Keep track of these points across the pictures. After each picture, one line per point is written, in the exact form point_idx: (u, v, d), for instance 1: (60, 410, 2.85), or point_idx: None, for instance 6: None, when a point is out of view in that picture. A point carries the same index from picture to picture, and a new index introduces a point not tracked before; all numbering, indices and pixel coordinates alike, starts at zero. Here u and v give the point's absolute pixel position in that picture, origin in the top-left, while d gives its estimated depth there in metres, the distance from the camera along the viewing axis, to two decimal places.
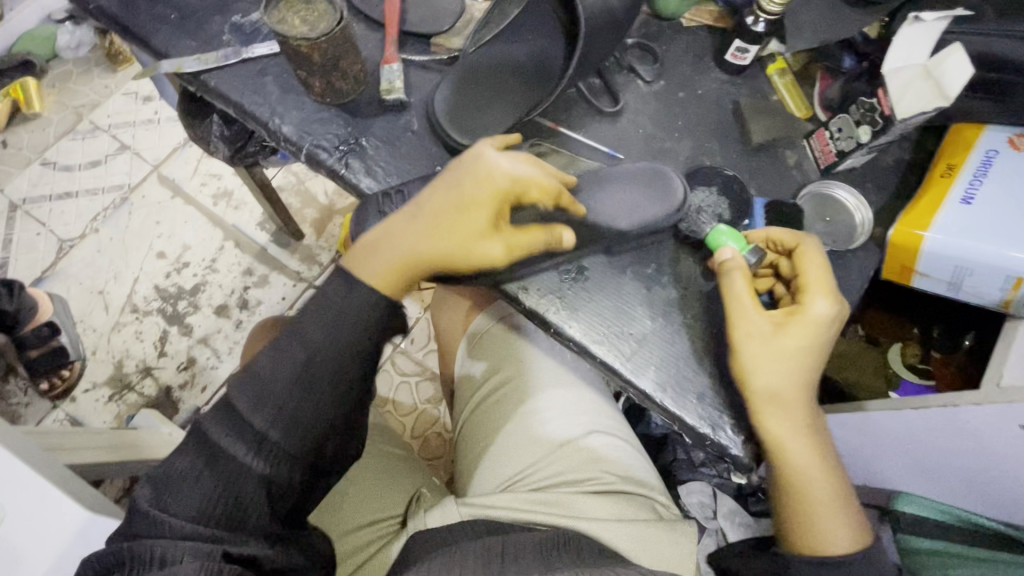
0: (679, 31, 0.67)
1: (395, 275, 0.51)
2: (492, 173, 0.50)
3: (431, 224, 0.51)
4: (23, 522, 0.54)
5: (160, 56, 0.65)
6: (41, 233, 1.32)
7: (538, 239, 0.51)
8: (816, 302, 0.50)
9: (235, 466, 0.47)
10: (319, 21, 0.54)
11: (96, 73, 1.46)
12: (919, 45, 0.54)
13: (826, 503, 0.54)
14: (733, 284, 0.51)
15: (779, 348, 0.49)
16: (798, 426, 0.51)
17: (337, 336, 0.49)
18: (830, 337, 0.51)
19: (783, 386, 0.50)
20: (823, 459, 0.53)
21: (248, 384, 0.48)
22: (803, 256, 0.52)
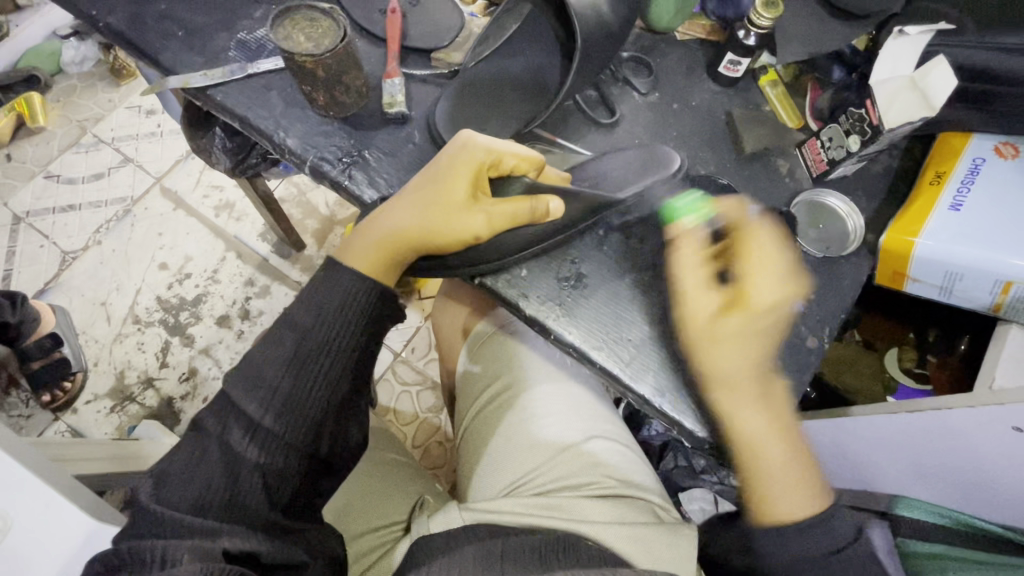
0: (673, 44, 0.68)
1: (381, 251, 0.54)
2: (467, 143, 0.54)
3: (414, 201, 0.54)
4: (28, 531, 0.54)
5: (167, 72, 0.67)
6: (44, 246, 1.34)
7: (519, 204, 0.53)
8: (758, 288, 0.50)
9: (234, 456, 0.48)
10: (324, 37, 0.56)
11: (100, 88, 1.49)
12: (904, 58, 0.56)
13: (784, 484, 0.51)
14: (681, 259, 0.54)
15: (717, 331, 0.50)
16: (752, 402, 0.50)
17: (335, 336, 0.51)
18: (784, 320, 0.51)
19: (728, 369, 0.50)
20: (781, 438, 0.51)
21: (249, 382, 0.50)
22: (748, 239, 0.53)
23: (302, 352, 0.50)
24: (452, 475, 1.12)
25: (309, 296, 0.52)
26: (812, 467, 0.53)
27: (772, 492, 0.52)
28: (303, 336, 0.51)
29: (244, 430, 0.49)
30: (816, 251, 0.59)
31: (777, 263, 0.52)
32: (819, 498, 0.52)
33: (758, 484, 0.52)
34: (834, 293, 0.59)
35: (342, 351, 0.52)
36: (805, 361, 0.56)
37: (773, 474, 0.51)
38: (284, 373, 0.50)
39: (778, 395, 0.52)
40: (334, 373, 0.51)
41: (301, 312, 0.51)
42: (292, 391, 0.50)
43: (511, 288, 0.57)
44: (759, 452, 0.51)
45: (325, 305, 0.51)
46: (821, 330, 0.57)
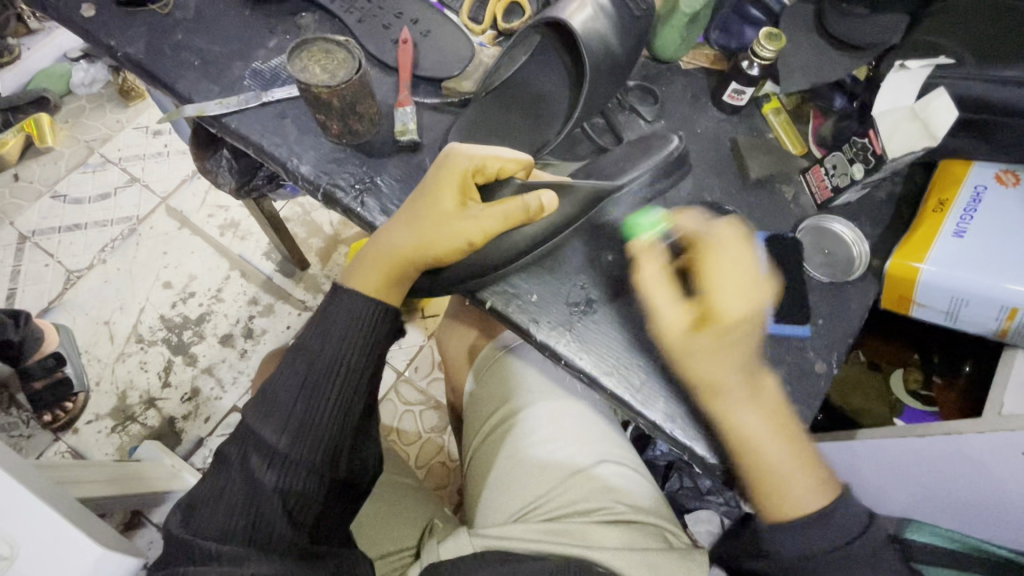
0: (677, 73, 0.70)
1: (380, 268, 0.54)
2: (452, 154, 0.54)
3: (409, 217, 0.55)
4: (37, 559, 0.54)
5: (183, 100, 0.68)
6: (50, 265, 1.34)
7: (508, 203, 0.53)
8: (726, 300, 0.51)
9: (255, 485, 0.49)
10: (340, 69, 0.58)
11: (108, 109, 1.51)
12: (905, 90, 0.57)
13: (791, 475, 0.49)
14: (645, 275, 0.53)
15: (691, 344, 0.51)
16: (747, 402, 0.50)
17: (348, 363, 0.52)
18: (756, 329, 0.51)
19: (719, 374, 0.50)
20: (782, 435, 0.50)
21: (264, 409, 0.51)
22: (705, 252, 0.53)
23: (314, 379, 0.51)
24: (456, 496, 1.12)
25: (320, 324, 0.53)
26: (814, 454, 0.50)
27: (780, 484, 0.49)
28: (315, 363, 0.51)
29: (262, 458, 0.50)
30: (822, 276, 0.60)
31: (743, 274, 0.51)
32: (827, 487, 0.49)
33: (763, 480, 0.49)
34: (841, 318, 0.59)
35: (355, 376, 0.52)
36: (816, 387, 0.57)
37: (773, 467, 0.49)
38: (297, 400, 0.51)
39: (769, 394, 0.51)
40: (347, 398, 0.52)
41: (313, 338, 0.52)
42: (306, 417, 0.50)
43: (521, 313, 0.58)
44: (756, 446, 0.49)
45: (335, 332, 0.52)
46: (829, 355, 0.58)
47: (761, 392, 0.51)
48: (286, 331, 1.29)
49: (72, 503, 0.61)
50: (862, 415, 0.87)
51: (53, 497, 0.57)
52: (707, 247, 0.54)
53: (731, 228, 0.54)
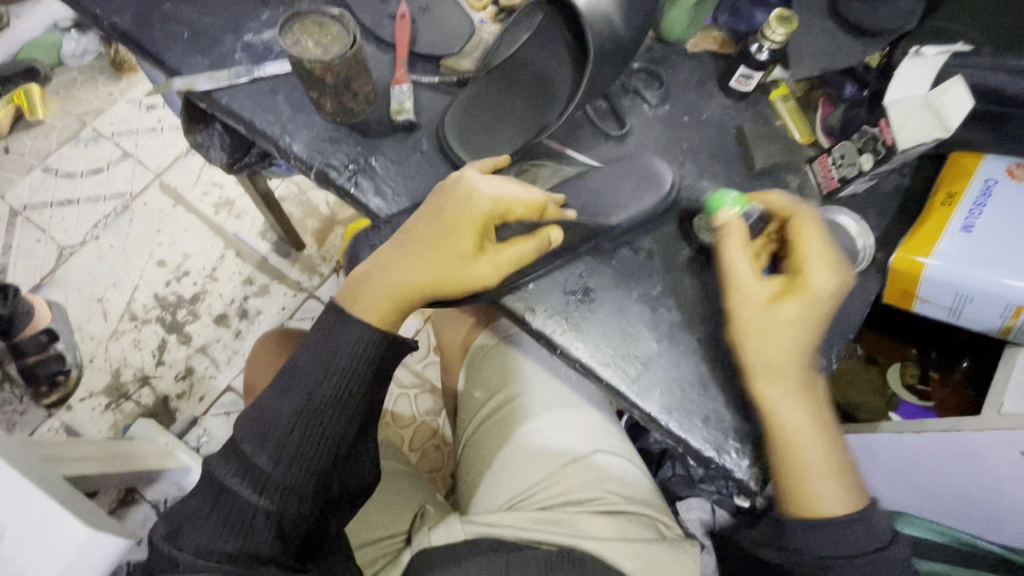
0: (684, 56, 0.68)
1: (382, 302, 0.53)
2: (472, 194, 0.51)
3: (422, 254, 0.52)
4: (25, 539, 0.53)
5: (172, 73, 0.66)
6: (42, 240, 1.32)
7: (523, 245, 0.52)
8: (815, 273, 0.50)
9: (241, 506, 0.49)
10: (334, 44, 0.56)
11: (100, 81, 1.47)
12: (919, 78, 0.56)
13: (823, 473, 0.50)
14: (729, 248, 0.53)
15: (772, 314, 0.50)
16: (793, 393, 0.50)
17: (343, 389, 0.51)
18: (835, 305, 0.51)
19: (779, 356, 0.50)
20: (820, 433, 0.51)
21: (255, 431, 0.51)
22: (799, 226, 0.52)
23: (309, 405, 0.50)
24: (449, 479, 1.12)
25: (314, 344, 0.52)
26: (848, 453, 0.52)
27: (809, 482, 0.50)
28: (309, 385, 0.51)
29: (248, 483, 0.50)
30: None
31: (831, 255, 0.51)
32: (856, 493, 0.51)
33: (801, 476, 0.50)
34: (843, 311, 0.58)
35: (350, 403, 0.51)
36: (814, 381, 0.56)
37: (808, 464, 0.50)
38: (290, 424, 0.50)
39: (818, 386, 0.52)
40: (341, 421, 0.51)
41: (307, 360, 0.51)
42: (299, 443, 0.50)
43: (518, 300, 0.57)
44: (801, 443, 0.50)
45: (330, 356, 0.51)
46: (829, 349, 0.57)
47: (810, 391, 0.52)
48: (282, 312, 1.28)
49: (64, 486, 0.60)
50: (857, 410, 0.87)
51: (43, 479, 0.57)
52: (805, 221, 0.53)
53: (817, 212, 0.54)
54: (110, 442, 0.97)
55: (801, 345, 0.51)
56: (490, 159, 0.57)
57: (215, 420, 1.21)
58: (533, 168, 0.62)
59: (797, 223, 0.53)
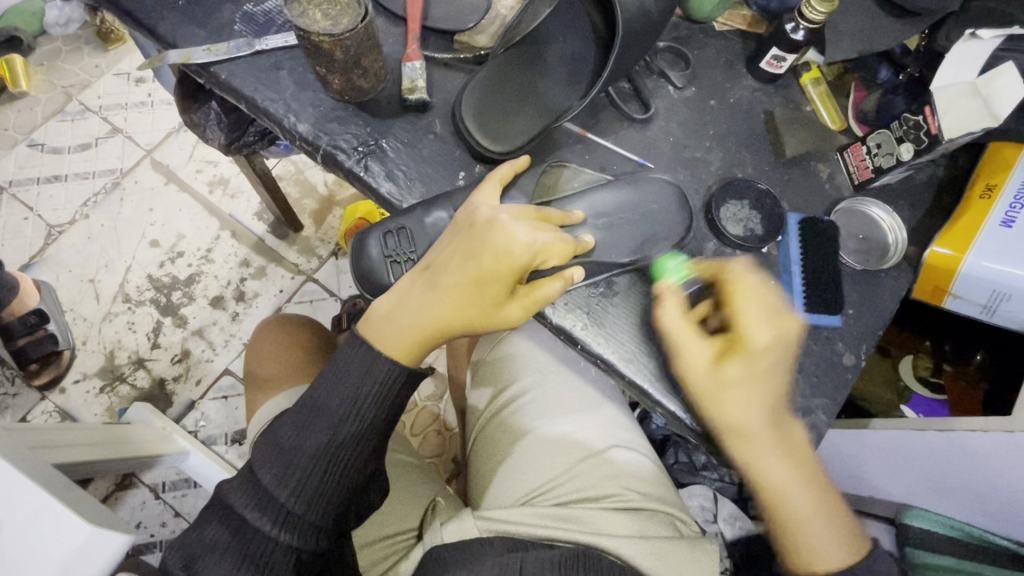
0: (711, 35, 0.64)
1: (407, 344, 0.49)
2: (512, 247, 0.46)
3: (451, 297, 0.48)
4: (22, 535, 0.50)
5: (167, 45, 0.62)
6: (29, 218, 1.27)
7: (552, 292, 0.48)
8: (752, 329, 0.48)
9: (260, 538, 0.48)
10: (343, 16, 0.51)
11: (86, 52, 1.40)
12: (968, 63, 0.53)
13: (817, 529, 0.49)
14: (665, 317, 0.50)
15: (720, 380, 0.48)
16: (772, 453, 0.48)
17: (366, 425, 0.48)
18: (785, 357, 0.48)
19: (743, 417, 0.47)
20: (811, 485, 0.49)
21: (273, 465, 0.48)
22: (730, 286, 0.50)
23: (331, 441, 0.48)
24: (451, 465, 1.10)
25: (334, 375, 0.49)
26: (837, 499, 0.51)
27: (805, 539, 0.49)
28: (330, 421, 0.48)
29: (264, 510, 0.48)
30: (855, 263, 0.56)
31: (769, 305, 0.49)
32: (857, 542, 0.50)
33: (789, 530, 0.49)
34: (873, 307, 0.56)
35: (371, 438, 0.49)
36: (840, 378, 0.54)
37: (798, 518, 0.49)
38: (310, 460, 0.48)
39: (796, 437, 0.50)
40: (362, 457, 0.49)
41: (324, 384, 0.49)
42: (320, 480, 0.48)
43: None
44: (788, 502, 0.49)
45: (351, 391, 0.48)
46: (858, 347, 0.55)
47: (791, 443, 0.49)
48: (280, 295, 1.25)
49: (62, 478, 0.57)
50: (868, 402, 0.86)
51: (39, 473, 0.54)
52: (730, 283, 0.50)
53: (747, 266, 0.52)
54: (105, 428, 0.95)
55: (763, 403, 0.48)
56: (510, 164, 0.54)
57: (213, 404, 1.19)
58: (558, 169, 0.58)
59: (726, 287, 0.50)
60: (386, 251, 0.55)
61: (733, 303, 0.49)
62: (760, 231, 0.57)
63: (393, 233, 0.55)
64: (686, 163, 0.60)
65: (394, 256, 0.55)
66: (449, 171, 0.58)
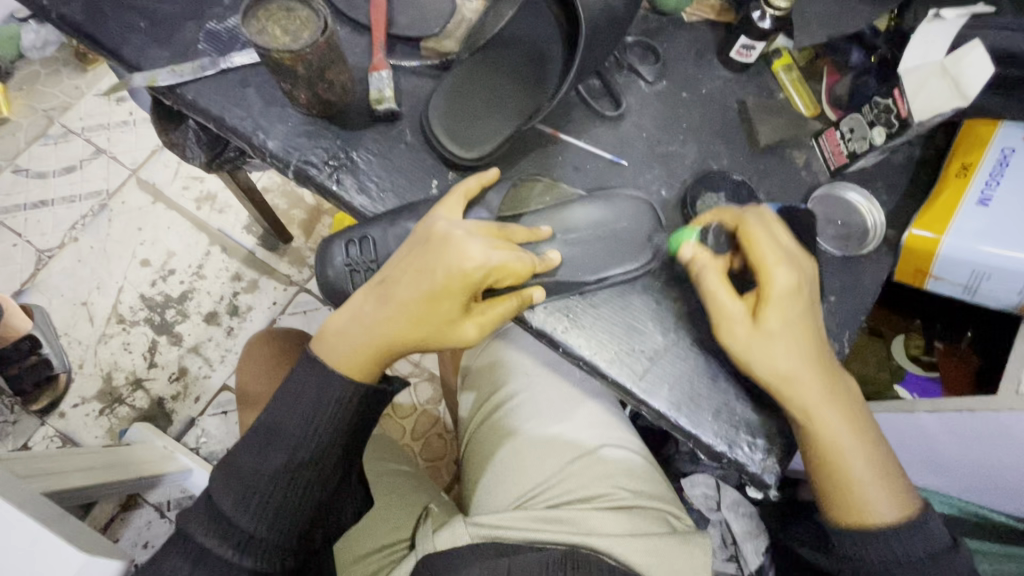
0: (680, 26, 0.63)
1: (360, 360, 0.49)
2: (464, 265, 0.46)
3: (405, 312, 0.47)
4: (16, 565, 0.50)
5: (133, 68, 0.61)
6: (18, 244, 1.27)
7: (508, 309, 0.49)
8: (775, 272, 0.49)
9: (222, 566, 0.47)
10: (303, 30, 0.51)
11: (65, 74, 1.39)
12: (937, 42, 0.52)
13: (870, 482, 0.49)
14: (708, 283, 0.50)
15: (766, 334, 0.48)
16: (823, 398, 0.48)
17: (327, 444, 0.48)
18: (807, 294, 0.50)
19: (788, 367, 0.48)
20: (859, 433, 0.50)
21: (234, 490, 0.48)
22: (749, 234, 0.51)
23: (292, 462, 0.48)
24: (453, 468, 1.11)
25: (293, 396, 0.48)
26: (893, 455, 0.51)
27: (858, 493, 0.49)
28: (292, 442, 0.48)
29: (228, 538, 0.47)
30: (834, 250, 0.56)
31: (788, 248, 0.50)
32: (903, 495, 0.50)
33: (848, 499, 0.49)
34: (854, 293, 0.56)
35: (333, 456, 0.49)
36: None
37: (859, 480, 0.49)
38: (271, 483, 0.48)
39: (839, 381, 0.50)
40: (326, 476, 0.49)
41: (289, 407, 0.48)
42: (284, 501, 0.48)
43: None
44: (841, 450, 0.49)
45: (312, 411, 0.48)
46: (840, 333, 0.55)
47: (837, 389, 0.50)
48: (273, 308, 1.25)
49: (51, 508, 0.58)
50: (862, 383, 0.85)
51: (27, 504, 0.54)
52: (750, 231, 0.51)
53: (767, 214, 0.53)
54: (105, 451, 0.95)
55: (803, 348, 0.48)
56: (476, 177, 0.54)
57: (213, 420, 1.19)
58: (529, 183, 0.58)
59: (746, 233, 0.51)
60: (348, 259, 0.55)
61: (754, 247, 0.50)
62: None
63: (355, 242, 0.55)
64: (661, 158, 0.59)
65: (354, 265, 0.55)
66: (423, 179, 0.58)
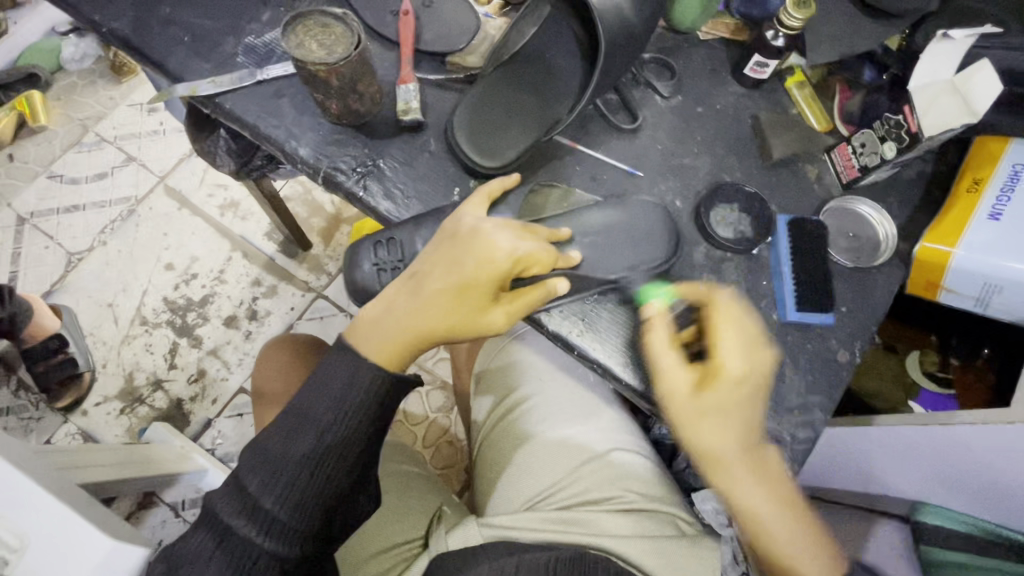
0: (695, 45, 0.66)
1: (393, 348, 0.51)
2: (493, 253, 0.49)
3: (435, 299, 0.50)
4: (48, 551, 0.53)
5: (174, 79, 0.65)
6: (50, 247, 1.32)
7: (535, 301, 0.51)
8: (727, 359, 0.48)
9: (247, 546, 0.49)
10: (337, 45, 0.54)
11: (101, 86, 1.46)
12: (945, 62, 0.54)
13: (807, 569, 0.47)
14: (653, 340, 0.51)
15: (702, 409, 0.47)
16: (757, 480, 0.47)
17: (352, 433, 0.50)
18: (760, 383, 0.49)
19: (721, 448, 0.47)
20: (797, 522, 0.48)
21: (262, 472, 0.49)
22: (714, 313, 0.51)
23: (316, 449, 0.49)
24: (463, 476, 1.12)
25: (322, 384, 0.50)
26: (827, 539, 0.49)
27: (794, 575, 0.47)
28: (318, 427, 0.49)
29: (255, 522, 0.49)
30: (845, 261, 0.57)
31: (748, 332, 0.50)
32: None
33: (776, 560, 0.48)
34: (866, 305, 0.57)
35: (354, 448, 0.50)
36: (837, 376, 0.55)
37: (786, 550, 0.47)
38: (297, 468, 0.49)
39: (776, 468, 0.49)
40: (350, 465, 0.50)
41: (316, 394, 0.50)
42: (308, 487, 0.49)
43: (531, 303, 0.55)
44: (772, 535, 0.47)
45: (340, 398, 0.50)
46: (852, 343, 0.56)
47: (775, 481, 0.48)
48: (291, 313, 1.28)
49: (80, 495, 0.60)
50: (875, 399, 0.85)
51: (60, 492, 0.56)
52: (715, 310, 0.51)
53: (733, 296, 0.52)
54: (127, 449, 0.97)
55: (741, 427, 0.47)
56: (499, 181, 0.56)
57: (228, 422, 1.22)
58: (547, 188, 0.60)
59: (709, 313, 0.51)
60: (376, 260, 0.57)
61: (715, 327, 0.50)
62: (750, 233, 0.58)
63: (383, 243, 0.57)
64: (676, 170, 0.61)
65: (382, 265, 0.57)
66: (445, 186, 0.60)
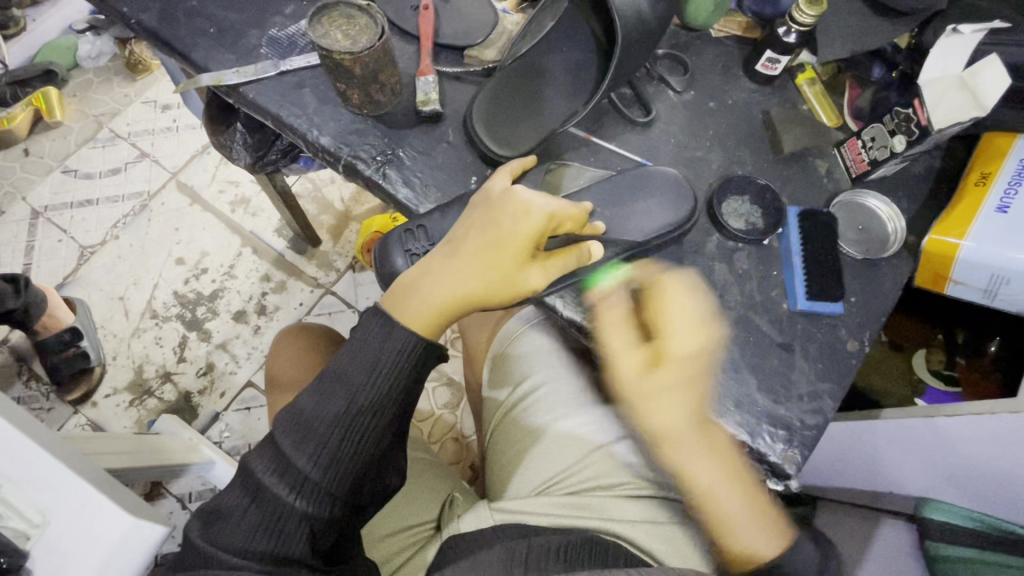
0: (707, 42, 0.67)
1: (432, 311, 0.52)
2: (529, 211, 0.51)
3: (472, 257, 0.52)
4: (71, 525, 0.53)
5: (199, 69, 0.66)
6: (63, 240, 1.34)
7: (570, 262, 0.53)
8: (675, 336, 0.50)
9: (277, 507, 0.49)
10: (361, 35, 0.55)
11: (116, 83, 1.48)
12: (954, 57, 0.55)
13: (741, 527, 0.51)
14: (606, 321, 0.53)
15: (649, 385, 0.51)
16: (704, 453, 0.50)
17: (381, 401, 0.51)
18: (705, 363, 0.51)
19: (666, 422, 0.50)
20: (738, 486, 0.51)
21: (294, 433, 0.51)
22: (659, 295, 0.52)
23: (347, 412, 0.50)
24: (470, 472, 1.13)
25: (353, 352, 0.52)
26: (764, 497, 0.52)
27: (731, 532, 0.51)
28: (348, 391, 0.51)
29: (287, 485, 0.50)
30: (855, 253, 0.58)
31: (692, 313, 0.51)
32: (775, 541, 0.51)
33: (716, 528, 0.52)
34: (875, 296, 0.58)
35: (380, 420, 0.51)
36: (846, 365, 0.56)
37: (726, 518, 0.51)
38: (328, 429, 0.50)
39: (723, 439, 0.52)
40: (380, 430, 0.52)
41: (347, 363, 0.51)
42: (338, 448, 0.50)
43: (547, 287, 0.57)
44: (713, 501, 0.51)
45: (372, 364, 0.51)
46: (861, 333, 0.57)
47: (724, 450, 0.51)
48: (300, 308, 1.30)
49: (106, 474, 0.61)
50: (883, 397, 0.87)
51: (86, 468, 0.57)
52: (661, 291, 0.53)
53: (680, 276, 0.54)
54: (135, 439, 0.96)
55: (687, 405, 0.50)
56: (518, 160, 0.58)
57: (236, 415, 1.23)
58: (559, 169, 0.61)
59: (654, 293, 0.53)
60: (408, 249, 0.58)
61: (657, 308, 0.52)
62: (762, 225, 0.59)
63: (412, 232, 0.59)
64: (688, 163, 0.63)
65: (413, 251, 0.58)
66: (463, 175, 0.62)
